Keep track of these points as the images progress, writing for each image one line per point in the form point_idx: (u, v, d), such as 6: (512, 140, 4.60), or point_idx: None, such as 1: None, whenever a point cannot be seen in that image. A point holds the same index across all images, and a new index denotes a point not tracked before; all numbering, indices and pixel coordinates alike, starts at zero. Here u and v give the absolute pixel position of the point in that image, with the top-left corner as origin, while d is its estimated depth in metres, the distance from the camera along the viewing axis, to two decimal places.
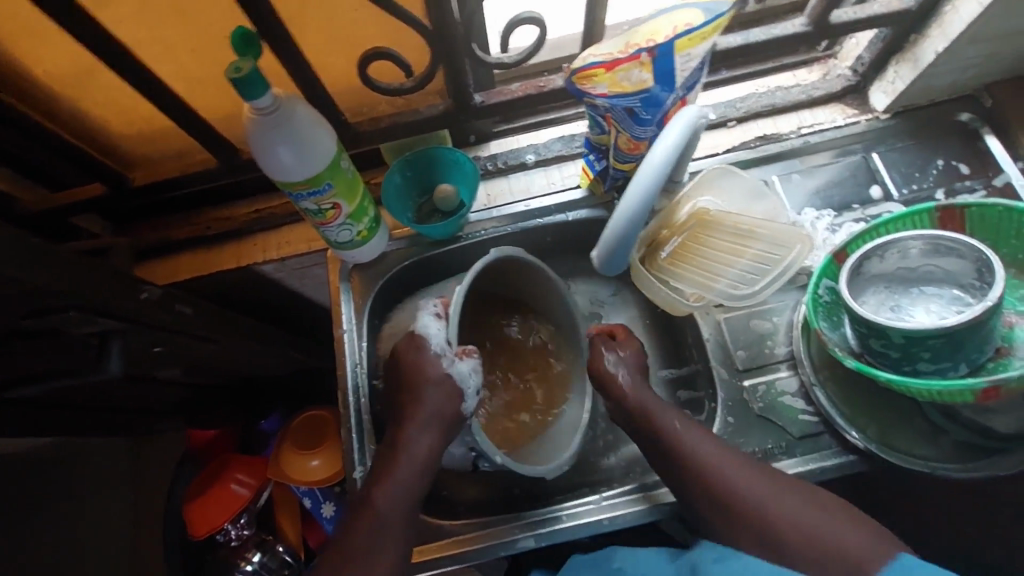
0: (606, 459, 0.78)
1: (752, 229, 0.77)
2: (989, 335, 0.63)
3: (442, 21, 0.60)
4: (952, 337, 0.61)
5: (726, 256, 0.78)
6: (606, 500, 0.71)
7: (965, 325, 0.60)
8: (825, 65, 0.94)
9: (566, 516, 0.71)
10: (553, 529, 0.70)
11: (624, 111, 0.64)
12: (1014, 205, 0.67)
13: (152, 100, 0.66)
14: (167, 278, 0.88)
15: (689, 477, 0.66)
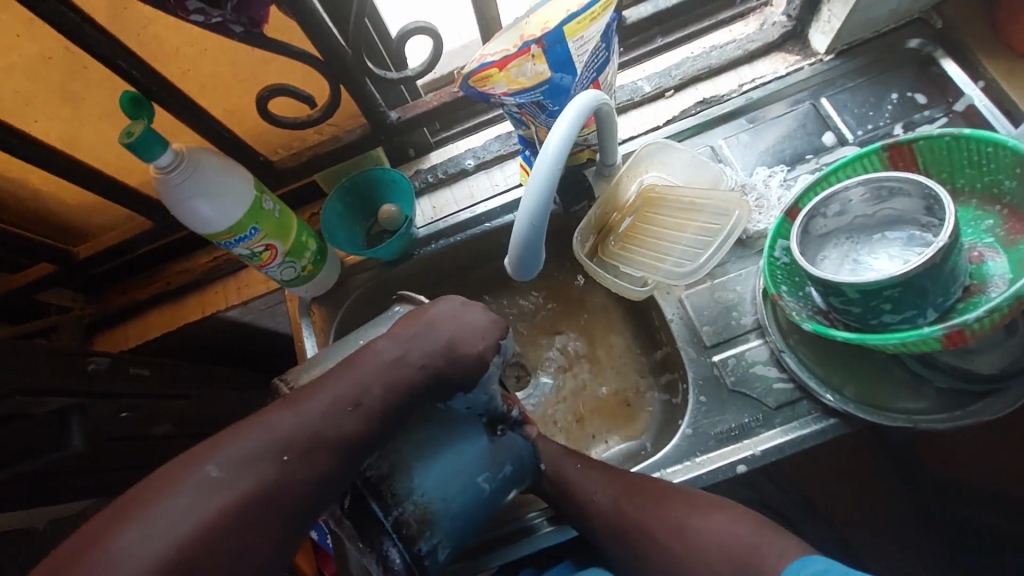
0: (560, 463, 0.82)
1: (694, 200, 0.76)
2: (953, 274, 0.59)
3: (328, 47, 0.59)
4: (909, 283, 0.58)
5: (674, 231, 0.77)
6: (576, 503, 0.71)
7: (919, 268, 0.56)
8: (761, 14, 0.90)
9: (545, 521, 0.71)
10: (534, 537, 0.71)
11: (534, 106, 0.63)
12: (961, 132, 0.63)
13: (70, 176, 0.67)
14: (138, 339, 0.88)
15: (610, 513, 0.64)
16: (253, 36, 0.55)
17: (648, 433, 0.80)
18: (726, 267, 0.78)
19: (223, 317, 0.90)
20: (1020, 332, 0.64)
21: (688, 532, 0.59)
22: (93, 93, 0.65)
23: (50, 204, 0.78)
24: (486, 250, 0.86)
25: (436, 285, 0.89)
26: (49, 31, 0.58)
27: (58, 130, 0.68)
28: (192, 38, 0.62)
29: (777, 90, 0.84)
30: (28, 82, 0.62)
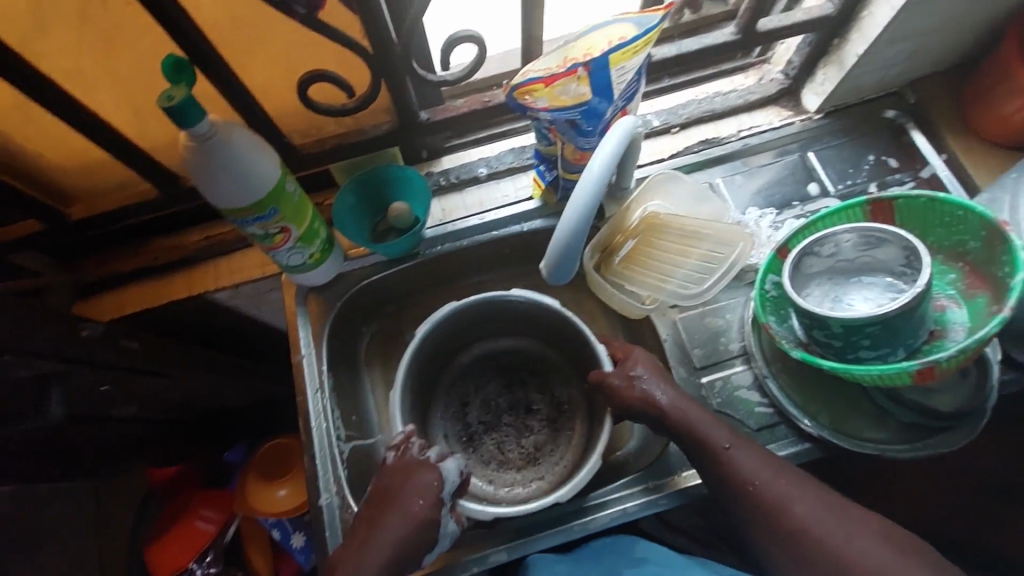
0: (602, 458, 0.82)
1: (697, 230, 0.81)
2: (922, 318, 0.66)
3: (380, 42, 0.61)
4: (888, 323, 0.64)
5: (676, 256, 0.82)
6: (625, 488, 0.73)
7: (899, 310, 0.63)
8: (759, 70, 0.98)
9: (577, 525, 0.72)
10: (567, 526, 0.72)
11: (567, 124, 0.66)
12: (936, 195, 0.72)
13: (83, 131, 0.65)
14: (116, 311, 0.84)
15: (752, 506, 0.62)
16: (312, 21, 0.57)
17: (634, 448, 0.81)
18: (718, 296, 0.83)
19: (212, 298, 0.87)
20: (971, 375, 0.73)
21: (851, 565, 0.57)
22: (123, 51, 0.63)
23: (51, 161, 0.74)
24: (490, 257, 0.89)
25: (437, 286, 0.90)
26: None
27: (79, 81, 0.65)
28: (237, 12, 0.61)
29: (771, 140, 0.92)
30: (61, 31, 0.59)
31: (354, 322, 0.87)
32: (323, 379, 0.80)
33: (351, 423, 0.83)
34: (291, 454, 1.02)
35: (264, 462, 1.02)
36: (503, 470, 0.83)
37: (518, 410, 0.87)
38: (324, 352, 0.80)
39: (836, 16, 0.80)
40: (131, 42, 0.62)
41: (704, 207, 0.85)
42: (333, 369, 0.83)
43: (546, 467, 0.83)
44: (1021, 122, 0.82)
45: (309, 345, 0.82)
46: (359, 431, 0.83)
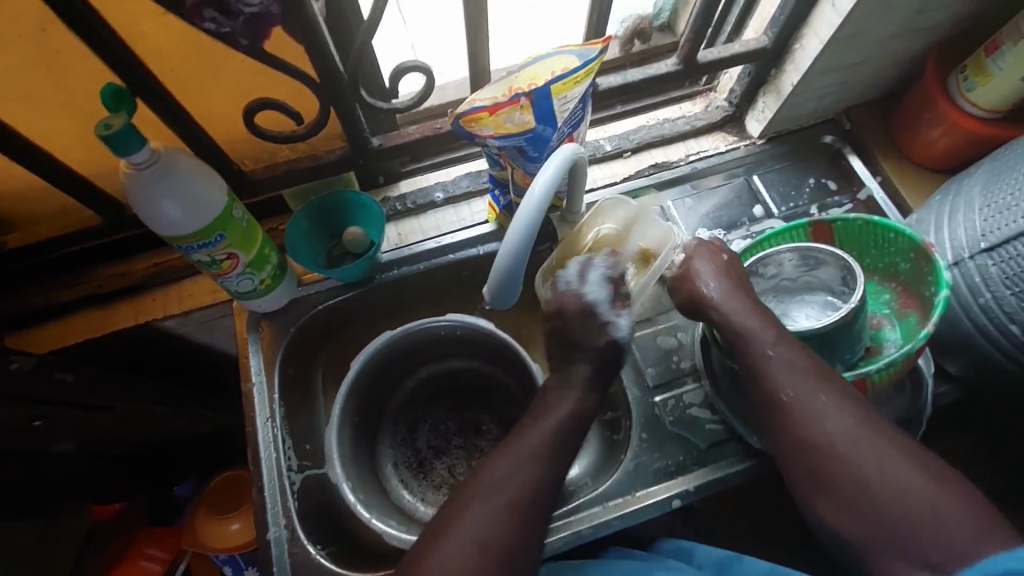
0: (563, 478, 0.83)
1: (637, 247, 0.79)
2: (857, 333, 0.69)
3: (327, 72, 0.62)
4: (823, 338, 0.67)
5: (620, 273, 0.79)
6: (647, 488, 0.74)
7: (832, 325, 0.66)
8: (705, 98, 1.02)
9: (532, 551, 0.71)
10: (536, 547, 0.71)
11: (515, 150, 0.68)
12: (871, 218, 0.74)
13: (19, 159, 0.64)
14: (57, 342, 0.81)
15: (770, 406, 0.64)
16: (255, 51, 0.57)
17: (588, 467, 0.83)
18: (671, 315, 0.85)
19: (160, 326, 0.85)
20: (907, 389, 0.76)
21: (868, 477, 0.58)
22: (62, 80, 0.63)
23: None
24: (447, 280, 0.89)
25: (394, 310, 0.90)
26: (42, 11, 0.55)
27: (14, 109, 0.64)
28: (181, 42, 0.61)
29: (718, 164, 0.96)
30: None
31: (308, 349, 0.86)
32: (275, 408, 0.79)
33: (305, 452, 0.81)
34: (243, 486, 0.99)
35: (216, 495, 0.98)
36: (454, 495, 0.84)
37: (467, 432, 0.89)
38: (275, 380, 0.79)
39: (770, 49, 0.85)
40: (71, 70, 0.62)
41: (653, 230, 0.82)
42: (286, 396, 0.81)
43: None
44: (945, 147, 0.87)
45: (259, 373, 0.80)
46: (313, 459, 0.82)
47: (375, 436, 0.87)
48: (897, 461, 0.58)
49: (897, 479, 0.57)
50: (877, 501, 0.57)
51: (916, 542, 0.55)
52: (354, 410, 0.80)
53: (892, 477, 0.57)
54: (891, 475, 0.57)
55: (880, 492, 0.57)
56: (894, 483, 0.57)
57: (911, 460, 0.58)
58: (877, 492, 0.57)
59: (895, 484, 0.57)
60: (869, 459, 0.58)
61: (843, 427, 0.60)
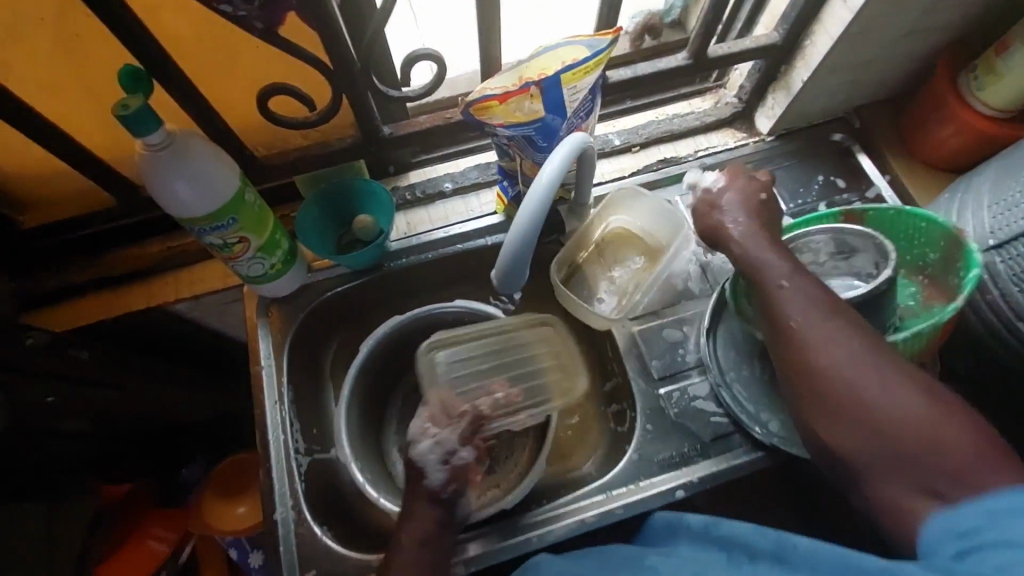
0: (569, 467, 0.84)
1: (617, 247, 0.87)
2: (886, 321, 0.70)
3: (341, 59, 0.63)
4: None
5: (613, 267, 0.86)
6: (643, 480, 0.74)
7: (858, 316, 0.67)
8: (715, 94, 1.02)
9: (536, 538, 0.72)
10: (545, 530, 0.73)
11: (524, 140, 0.69)
12: (901, 207, 0.74)
13: (40, 139, 0.65)
14: (70, 323, 0.82)
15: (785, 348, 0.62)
16: (270, 37, 0.58)
17: (596, 457, 0.84)
18: (678, 308, 0.86)
19: (171, 309, 0.87)
20: None
21: (874, 408, 0.55)
22: (84, 64, 0.64)
23: (5, 170, 0.73)
24: (455, 270, 0.90)
25: (402, 299, 0.91)
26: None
27: (36, 92, 0.65)
28: (199, 28, 0.62)
29: (726, 160, 0.96)
30: (19, 40, 0.59)
31: (317, 335, 0.87)
32: (283, 392, 0.80)
33: (311, 436, 0.82)
34: (249, 470, 1.00)
35: (223, 479, 1.00)
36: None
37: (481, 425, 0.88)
38: (284, 363, 0.80)
39: (781, 44, 0.85)
40: (92, 54, 0.63)
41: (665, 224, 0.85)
42: (296, 379, 0.83)
43: (502, 475, 0.84)
44: (954, 146, 0.87)
45: (269, 357, 0.81)
46: (319, 444, 0.83)
47: (382, 420, 0.88)
48: (904, 395, 0.55)
49: (910, 414, 0.54)
50: (891, 432, 0.54)
51: (951, 469, 0.51)
52: (361, 395, 0.81)
53: (900, 404, 0.55)
54: (902, 409, 0.54)
55: (888, 428, 0.54)
56: (908, 419, 0.54)
57: (923, 397, 0.55)
58: (886, 429, 0.55)
59: (910, 417, 0.54)
60: (872, 382, 0.56)
61: (845, 355, 0.58)
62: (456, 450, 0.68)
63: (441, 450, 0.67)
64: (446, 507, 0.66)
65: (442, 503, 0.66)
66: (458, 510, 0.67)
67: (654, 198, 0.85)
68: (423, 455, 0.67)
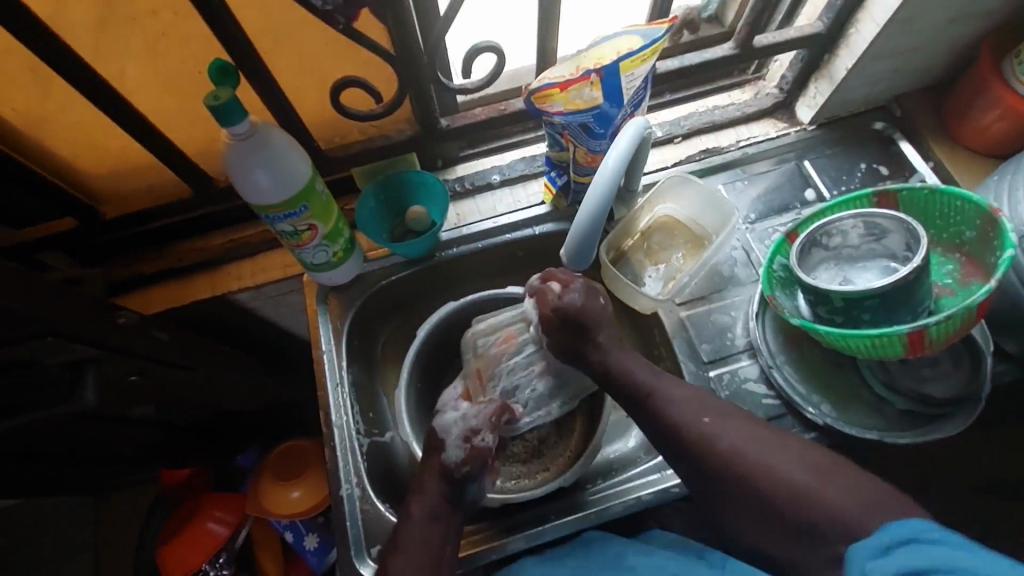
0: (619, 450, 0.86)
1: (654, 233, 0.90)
2: (921, 296, 0.70)
3: (409, 51, 0.67)
4: (887, 297, 0.67)
5: (659, 250, 0.89)
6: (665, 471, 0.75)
7: (897, 283, 0.66)
8: (754, 86, 1.04)
9: (594, 515, 0.74)
10: (602, 508, 0.74)
11: (580, 127, 0.71)
12: (939, 187, 0.75)
13: (128, 131, 0.70)
14: (142, 308, 0.87)
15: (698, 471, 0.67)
16: (348, 30, 0.62)
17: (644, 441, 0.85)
18: (726, 293, 0.87)
19: (234, 298, 0.91)
20: (964, 365, 0.77)
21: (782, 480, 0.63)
22: (169, 60, 0.68)
23: (91, 162, 0.77)
24: (504, 258, 0.92)
25: (451, 289, 0.94)
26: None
27: (127, 86, 0.70)
28: (277, 25, 0.66)
29: (768, 149, 0.97)
30: (116, 37, 0.64)
31: (373, 321, 0.90)
32: (344, 375, 0.83)
33: (369, 419, 0.85)
34: (304, 456, 1.03)
35: (277, 464, 1.03)
36: (510, 463, 0.86)
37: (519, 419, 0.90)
38: (344, 348, 0.83)
39: (826, 33, 0.87)
40: (179, 49, 0.67)
41: (715, 211, 0.87)
42: (355, 364, 0.86)
43: (550, 460, 0.86)
44: (999, 132, 0.88)
45: (329, 342, 0.84)
46: (377, 426, 0.86)
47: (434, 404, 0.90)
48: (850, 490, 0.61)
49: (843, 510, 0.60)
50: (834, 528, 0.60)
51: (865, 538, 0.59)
52: (416, 381, 0.85)
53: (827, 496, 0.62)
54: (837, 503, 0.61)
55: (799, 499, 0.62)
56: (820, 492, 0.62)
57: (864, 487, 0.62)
58: (786, 488, 0.63)
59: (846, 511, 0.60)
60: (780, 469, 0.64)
61: (753, 456, 0.65)
62: (479, 432, 0.72)
63: (465, 427, 0.72)
64: (460, 484, 0.70)
65: (456, 483, 0.70)
66: (468, 492, 0.71)
67: (703, 185, 0.86)
68: (448, 426, 0.73)
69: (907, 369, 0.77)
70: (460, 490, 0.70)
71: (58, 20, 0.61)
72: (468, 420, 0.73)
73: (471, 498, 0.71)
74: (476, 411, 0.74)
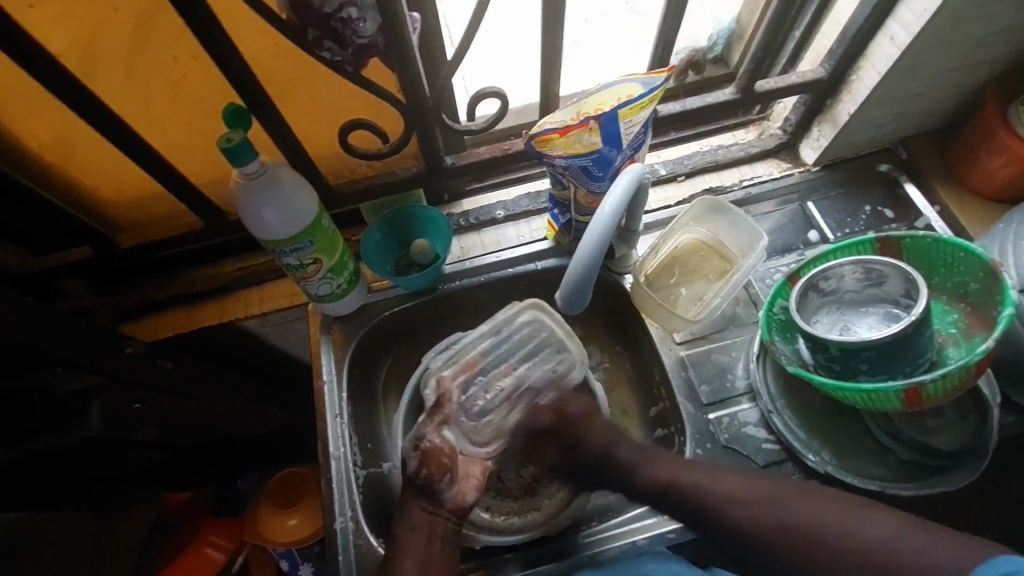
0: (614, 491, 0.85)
1: (676, 254, 0.89)
2: (923, 348, 0.69)
3: (415, 96, 0.70)
4: (885, 349, 0.67)
5: (683, 269, 0.88)
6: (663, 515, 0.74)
7: (895, 337, 0.66)
8: (759, 126, 1.05)
9: (586, 557, 0.74)
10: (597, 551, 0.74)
11: (580, 170, 0.73)
12: (939, 235, 0.75)
13: (146, 167, 0.73)
14: (152, 334, 0.89)
15: None
16: (358, 77, 0.65)
17: None
18: (725, 333, 0.87)
19: (240, 325, 0.93)
20: (969, 416, 0.76)
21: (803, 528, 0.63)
22: (187, 101, 0.72)
23: (107, 194, 0.81)
24: (504, 293, 0.93)
25: (452, 321, 0.95)
26: (186, 38, 0.64)
27: (147, 123, 0.73)
28: (289, 69, 0.69)
29: (771, 190, 0.98)
30: (138, 80, 0.67)
31: (374, 353, 0.91)
32: (343, 406, 0.84)
33: (366, 451, 0.86)
34: (302, 484, 1.04)
35: (277, 490, 1.04)
36: (501, 498, 0.85)
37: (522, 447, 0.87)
38: (345, 379, 0.84)
39: (827, 79, 0.88)
40: (196, 91, 0.71)
41: (742, 238, 0.87)
42: (354, 393, 0.87)
43: (544, 499, 0.84)
44: (1005, 177, 0.87)
45: (331, 372, 0.85)
46: (374, 458, 0.86)
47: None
48: (874, 519, 0.62)
49: (869, 540, 0.61)
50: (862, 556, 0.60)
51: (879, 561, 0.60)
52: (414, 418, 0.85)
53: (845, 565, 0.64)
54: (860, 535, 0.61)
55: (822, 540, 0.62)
56: (827, 529, 0.62)
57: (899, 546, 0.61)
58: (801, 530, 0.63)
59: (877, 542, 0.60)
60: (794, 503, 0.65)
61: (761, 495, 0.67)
62: (429, 433, 0.75)
63: (415, 436, 0.75)
64: (429, 493, 0.72)
65: (424, 490, 0.72)
66: (444, 496, 0.72)
67: (734, 209, 0.88)
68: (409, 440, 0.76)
69: (912, 419, 0.76)
70: (431, 494, 0.72)
71: (79, 65, 0.64)
72: (418, 427, 0.76)
73: (452, 502, 0.72)
74: (422, 422, 0.76)
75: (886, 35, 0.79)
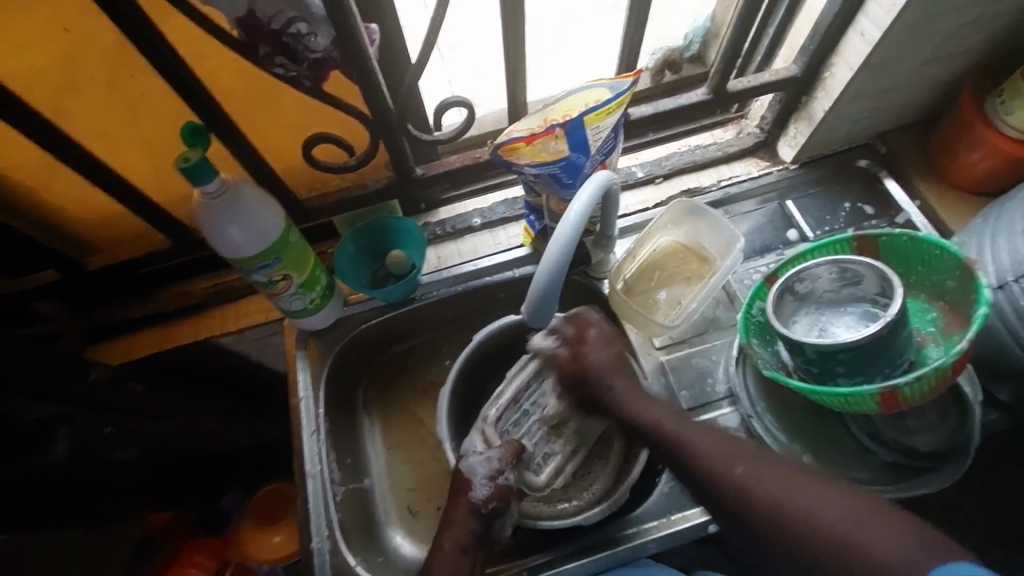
0: None
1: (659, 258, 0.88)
2: (900, 348, 0.68)
3: (378, 108, 0.69)
4: (861, 351, 0.66)
5: (669, 273, 0.86)
6: (646, 524, 0.74)
7: (871, 339, 0.65)
8: (738, 125, 1.04)
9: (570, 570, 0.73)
10: (581, 563, 0.73)
11: (550, 178, 0.72)
12: (915, 233, 0.74)
13: (109, 189, 0.72)
14: (120, 356, 0.87)
15: None
16: (316, 91, 0.64)
17: None
18: (705, 337, 0.86)
19: (216, 342, 0.92)
20: (951, 416, 0.75)
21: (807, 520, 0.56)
22: (148, 121, 0.70)
23: (71, 216, 0.79)
24: (482, 301, 0.92)
25: (431, 331, 0.94)
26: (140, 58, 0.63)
27: (107, 144, 0.72)
28: (250, 85, 0.68)
29: (750, 189, 0.97)
30: (94, 102, 0.66)
31: (350, 368, 0.90)
32: (320, 422, 0.82)
33: (346, 467, 0.84)
34: (286, 499, 1.03)
35: (259, 507, 1.02)
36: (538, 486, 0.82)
37: None
38: (321, 396, 0.83)
39: (800, 77, 0.87)
40: (155, 110, 0.69)
41: (719, 239, 0.86)
42: (332, 409, 0.86)
43: (575, 491, 0.81)
44: (985, 171, 0.86)
45: (307, 389, 0.84)
46: (353, 473, 0.85)
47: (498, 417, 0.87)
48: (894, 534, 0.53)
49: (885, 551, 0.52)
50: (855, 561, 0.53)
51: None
52: (456, 421, 0.82)
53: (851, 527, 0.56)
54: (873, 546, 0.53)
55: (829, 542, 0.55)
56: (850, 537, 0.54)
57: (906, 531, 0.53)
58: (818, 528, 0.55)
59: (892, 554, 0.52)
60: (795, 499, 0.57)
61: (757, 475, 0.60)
62: (502, 470, 0.70)
63: (489, 466, 0.70)
64: (483, 521, 0.69)
65: (485, 519, 0.69)
66: (493, 529, 0.70)
67: (709, 211, 0.87)
68: (472, 466, 0.71)
69: (892, 420, 0.75)
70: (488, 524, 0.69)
71: (32, 90, 0.63)
72: (490, 462, 0.70)
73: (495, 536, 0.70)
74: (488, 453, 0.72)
75: (857, 30, 0.78)
